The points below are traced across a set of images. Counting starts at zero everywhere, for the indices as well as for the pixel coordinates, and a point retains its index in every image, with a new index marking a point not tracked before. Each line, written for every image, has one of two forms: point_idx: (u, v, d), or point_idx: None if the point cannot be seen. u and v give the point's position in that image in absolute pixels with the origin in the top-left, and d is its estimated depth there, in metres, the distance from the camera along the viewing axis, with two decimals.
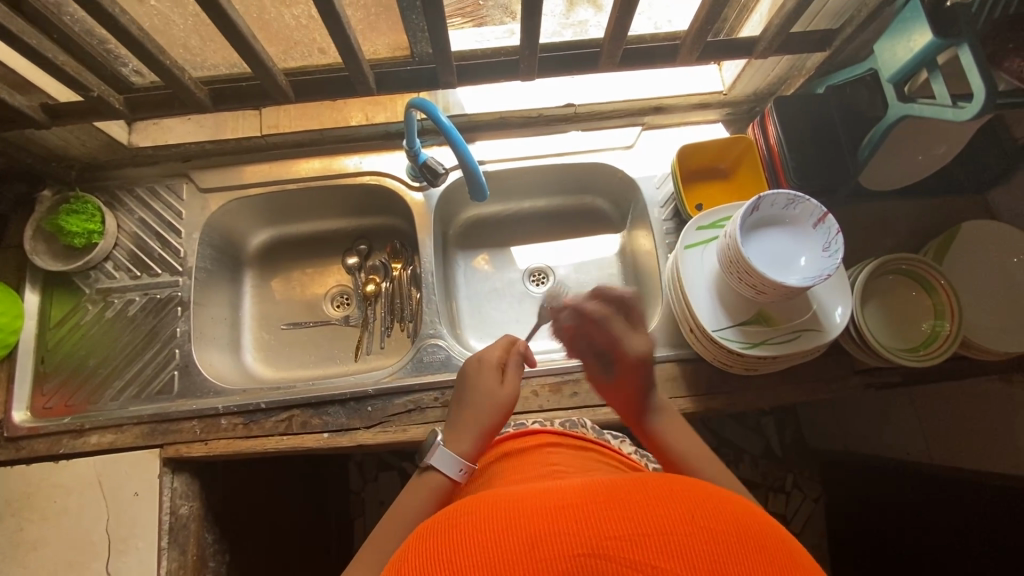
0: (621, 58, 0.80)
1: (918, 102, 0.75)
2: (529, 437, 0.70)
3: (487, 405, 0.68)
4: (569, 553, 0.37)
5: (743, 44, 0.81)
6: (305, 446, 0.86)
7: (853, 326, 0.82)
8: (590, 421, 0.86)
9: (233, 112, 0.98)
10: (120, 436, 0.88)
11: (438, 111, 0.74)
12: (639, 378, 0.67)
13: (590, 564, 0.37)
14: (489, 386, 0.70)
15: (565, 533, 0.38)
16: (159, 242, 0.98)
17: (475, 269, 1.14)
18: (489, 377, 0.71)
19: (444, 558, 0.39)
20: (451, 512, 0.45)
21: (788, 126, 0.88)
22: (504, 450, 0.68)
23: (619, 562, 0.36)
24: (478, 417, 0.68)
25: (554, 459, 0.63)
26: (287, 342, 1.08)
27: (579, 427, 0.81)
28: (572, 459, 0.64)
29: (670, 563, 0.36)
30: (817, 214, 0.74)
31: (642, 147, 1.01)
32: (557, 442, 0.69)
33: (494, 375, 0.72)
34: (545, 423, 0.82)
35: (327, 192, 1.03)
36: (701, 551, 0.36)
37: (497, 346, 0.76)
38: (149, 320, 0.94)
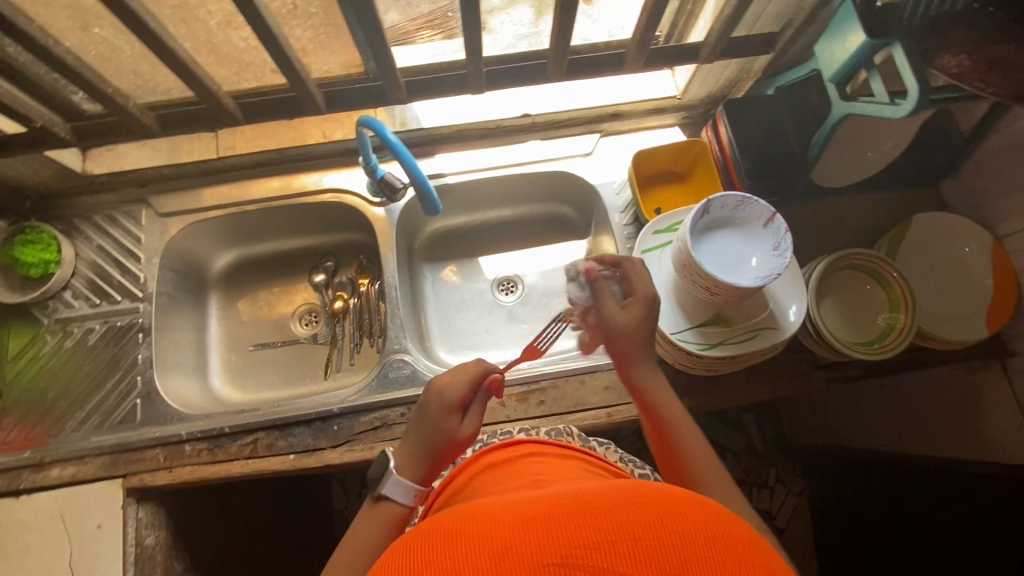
0: (568, 68, 0.81)
1: (858, 101, 0.76)
2: (513, 448, 0.72)
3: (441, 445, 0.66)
4: (537, 564, 0.37)
5: (688, 50, 0.83)
6: (271, 468, 0.85)
7: (810, 323, 0.83)
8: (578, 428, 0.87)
9: (189, 136, 0.97)
10: (82, 468, 0.86)
11: (385, 128, 0.76)
12: (639, 334, 0.67)
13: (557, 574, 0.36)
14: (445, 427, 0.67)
15: (534, 544, 0.38)
16: (118, 269, 0.97)
17: (444, 281, 1.14)
18: (450, 413, 0.67)
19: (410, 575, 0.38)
20: (421, 530, 0.44)
21: (738, 128, 0.89)
22: (491, 462, 0.69)
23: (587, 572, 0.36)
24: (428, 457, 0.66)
25: (534, 468, 0.64)
26: (255, 363, 1.07)
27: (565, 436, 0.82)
28: (552, 466, 0.65)
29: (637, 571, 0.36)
30: (766, 215, 0.75)
31: (601, 153, 1.02)
32: (537, 451, 0.70)
33: (454, 411, 0.67)
34: (531, 433, 0.83)
35: (289, 211, 1.03)
36: (668, 557, 0.36)
37: (462, 378, 0.68)
38: (109, 348, 0.94)
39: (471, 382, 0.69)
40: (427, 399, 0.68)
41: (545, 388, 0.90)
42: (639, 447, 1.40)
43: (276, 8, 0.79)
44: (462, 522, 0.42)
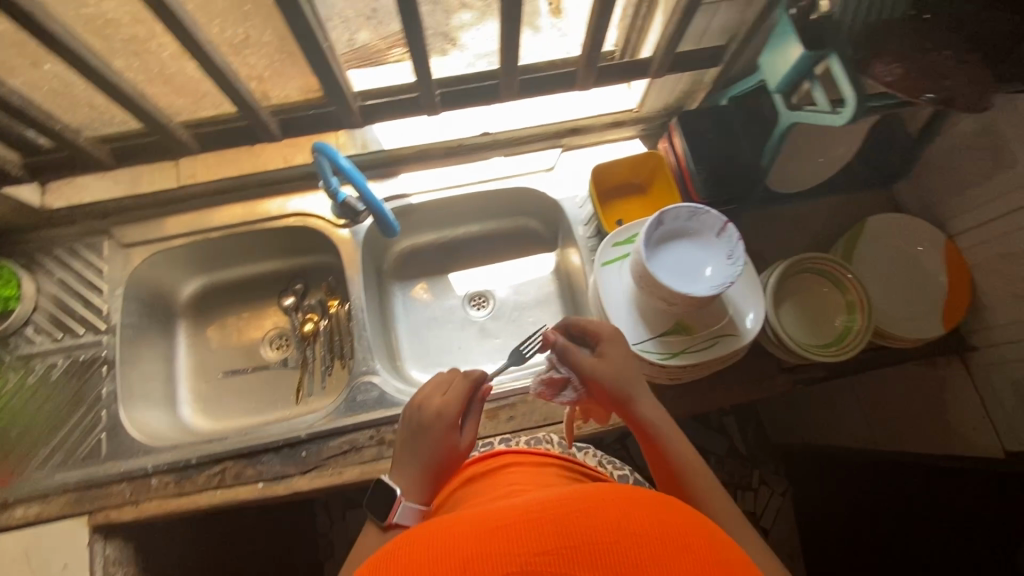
0: (519, 87, 0.82)
1: (803, 110, 0.78)
2: (490, 459, 0.71)
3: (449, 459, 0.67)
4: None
5: (637, 66, 0.84)
6: (239, 498, 0.84)
7: (770, 328, 0.84)
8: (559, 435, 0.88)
9: (149, 166, 0.98)
10: (46, 506, 0.85)
11: (337, 155, 0.78)
12: (628, 374, 0.67)
13: None
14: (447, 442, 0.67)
15: (499, 555, 0.38)
16: (81, 302, 0.96)
17: (414, 299, 1.14)
18: (451, 429, 0.68)
19: None
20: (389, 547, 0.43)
21: (692, 140, 0.91)
22: (468, 475, 0.69)
23: None
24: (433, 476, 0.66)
25: (510, 479, 0.64)
26: (225, 391, 1.06)
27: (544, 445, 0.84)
28: (527, 476, 0.65)
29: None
30: (718, 224, 0.77)
31: (563, 168, 1.04)
32: (514, 461, 0.70)
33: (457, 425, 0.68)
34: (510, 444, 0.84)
35: (254, 236, 1.03)
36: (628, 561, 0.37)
37: (458, 393, 0.69)
38: (72, 383, 0.92)
39: (467, 395, 0.70)
40: (424, 420, 0.68)
41: (515, 404, 0.90)
42: (621, 455, 1.40)
43: (227, 38, 0.80)
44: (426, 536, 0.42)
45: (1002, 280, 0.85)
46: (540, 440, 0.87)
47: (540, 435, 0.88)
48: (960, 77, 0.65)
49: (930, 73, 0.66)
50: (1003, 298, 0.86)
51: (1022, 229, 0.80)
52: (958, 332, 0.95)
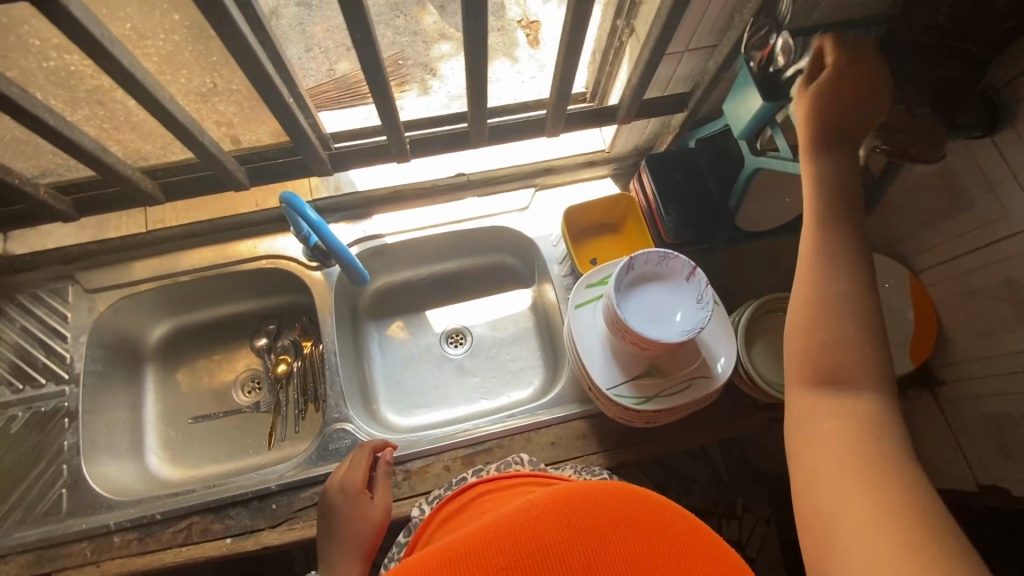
0: (489, 135, 0.83)
1: (768, 155, 0.80)
2: (462, 495, 0.70)
3: (364, 524, 0.77)
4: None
5: (605, 112, 0.86)
6: (206, 555, 0.82)
7: (743, 370, 0.85)
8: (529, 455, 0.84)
9: (116, 212, 0.97)
10: (3, 568, 0.82)
11: (306, 206, 0.77)
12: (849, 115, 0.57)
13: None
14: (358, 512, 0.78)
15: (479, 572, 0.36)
16: (43, 351, 0.93)
17: (391, 337, 1.13)
18: (358, 499, 0.79)
19: None
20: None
21: (662, 182, 0.92)
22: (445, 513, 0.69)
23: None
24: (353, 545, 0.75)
25: (485, 506, 0.64)
26: (195, 437, 1.03)
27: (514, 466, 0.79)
28: (501, 500, 0.64)
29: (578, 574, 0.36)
30: (687, 268, 0.78)
31: (537, 208, 1.05)
32: (487, 489, 0.69)
33: (365, 494, 0.80)
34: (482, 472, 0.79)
35: (225, 279, 1.01)
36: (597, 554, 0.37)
37: (357, 465, 0.82)
38: (32, 435, 0.89)
39: (365, 467, 0.82)
40: (333, 499, 0.80)
41: (491, 449, 0.89)
42: None
43: (195, 87, 0.79)
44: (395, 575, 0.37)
45: (968, 316, 0.87)
46: (510, 462, 0.82)
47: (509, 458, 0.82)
48: (914, 130, 0.69)
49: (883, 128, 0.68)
50: (968, 333, 0.87)
51: (981, 269, 0.82)
52: (927, 365, 0.96)
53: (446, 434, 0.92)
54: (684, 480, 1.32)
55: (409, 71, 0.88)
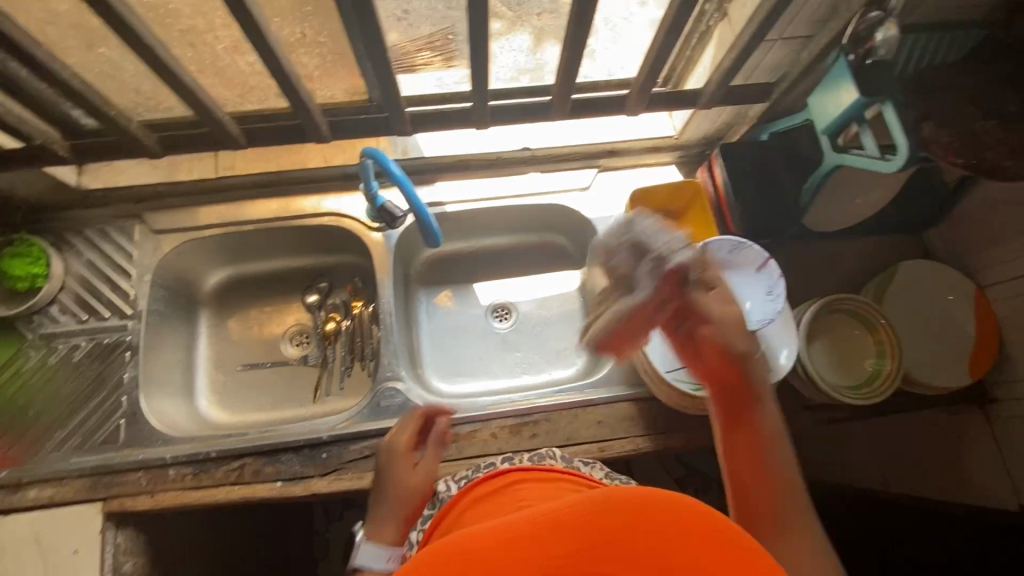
0: (570, 108, 0.83)
1: (850, 153, 0.79)
2: (496, 476, 0.70)
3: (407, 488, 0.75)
4: None
5: (687, 96, 0.85)
6: (257, 495, 0.84)
7: (800, 366, 0.85)
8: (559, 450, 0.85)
9: (189, 155, 0.98)
10: (60, 490, 0.84)
11: (389, 160, 0.77)
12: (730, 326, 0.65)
13: None
14: (403, 471, 0.77)
15: None
16: (108, 285, 0.95)
17: (438, 305, 1.14)
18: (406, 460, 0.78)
19: None
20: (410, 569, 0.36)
21: (733, 172, 0.92)
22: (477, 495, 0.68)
23: None
24: (398, 504, 0.73)
25: (522, 496, 0.62)
26: (244, 384, 1.06)
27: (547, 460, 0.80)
28: (536, 492, 0.64)
29: None
30: (759, 259, 0.77)
31: (598, 188, 1.04)
32: (522, 476, 0.68)
33: (411, 457, 0.79)
34: (513, 462, 0.80)
35: (286, 232, 1.03)
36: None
37: (406, 426, 0.82)
38: (94, 366, 0.91)
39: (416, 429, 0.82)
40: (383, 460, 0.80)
41: (538, 421, 0.90)
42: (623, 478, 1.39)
43: (285, 36, 0.80)
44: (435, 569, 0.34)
45: None
46: (544, 454, 0.83)
47: (544, 450, 0.83)
48: (999, 146, 0.67)
49: (976, 140, 0.68)
50: None
51: None
52: (980, 382, 0.95)
53: (494, 402, 0.94)
54: (708, 476, 1.33)
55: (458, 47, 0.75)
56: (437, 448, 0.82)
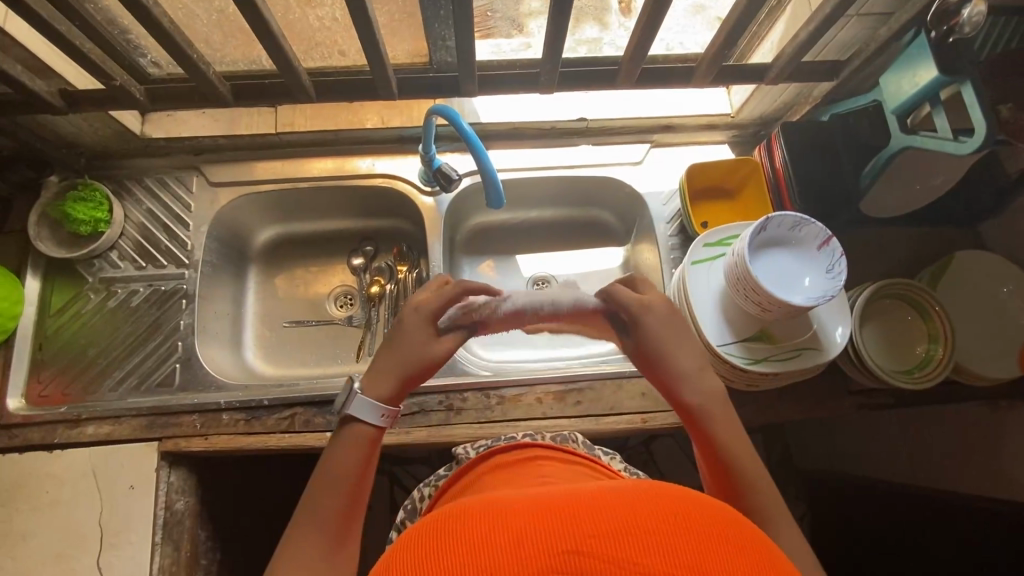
0: (638, 77, 0.82)
1: (920, 135, 0.78)
2: (519, 451, 0.70)
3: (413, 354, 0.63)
4: (553, 551, 0.32)
5: (755, 70, 0.84)
6: (307, 444, 0.86)
7: (851, 348, 0.85)
8: (582, 434, 0.87)
9: (248, 110, 0.98)
10: (118, 427, 0.86)
11: (461, 119, 0.78)
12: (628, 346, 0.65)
13: (572, 564, 0.32)
14: (420, 339, 0.63)
15: (550, 534, 0.33)
16: (166, 234, 0.97)
17: (481, 274, 1.15)
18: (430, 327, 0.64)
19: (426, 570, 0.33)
20: (435, 518, 0.39)
21: (793, 151, 0.91)
22: (496, 463, 0.68)
23: (600, 562, 0.32)
24: (404, 369, 0.63)
25: (543, 470, 0.62)
26: (289, 340, 1.08)
27: (570, 442, 0.83)
28: (561, 471, 0.62)
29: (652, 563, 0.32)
30: (821, 237, 0.77)
31: (650, 164, 1.05)
32: (545, 456, 0.68)
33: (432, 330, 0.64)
34: (535, 437, 0.83)
35: (338, 192, 1.04)
36: (683, 556, 0.32)
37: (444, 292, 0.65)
38: (152, 311, 0.94)
39: (453, 297, 0.65)
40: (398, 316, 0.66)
41: (582, 389, 0.91)
42: (647, 459, 1.39)
43: None
44: (464, 517, 0.37)
45: None
46: (566, 436, 0.85)
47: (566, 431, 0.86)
48: None
49: None
50: None
51: None
52: None
53: (538, 369, 0.95)
54: None
55: (495, 24, 0.82)
56: (465, 333, 0.65)
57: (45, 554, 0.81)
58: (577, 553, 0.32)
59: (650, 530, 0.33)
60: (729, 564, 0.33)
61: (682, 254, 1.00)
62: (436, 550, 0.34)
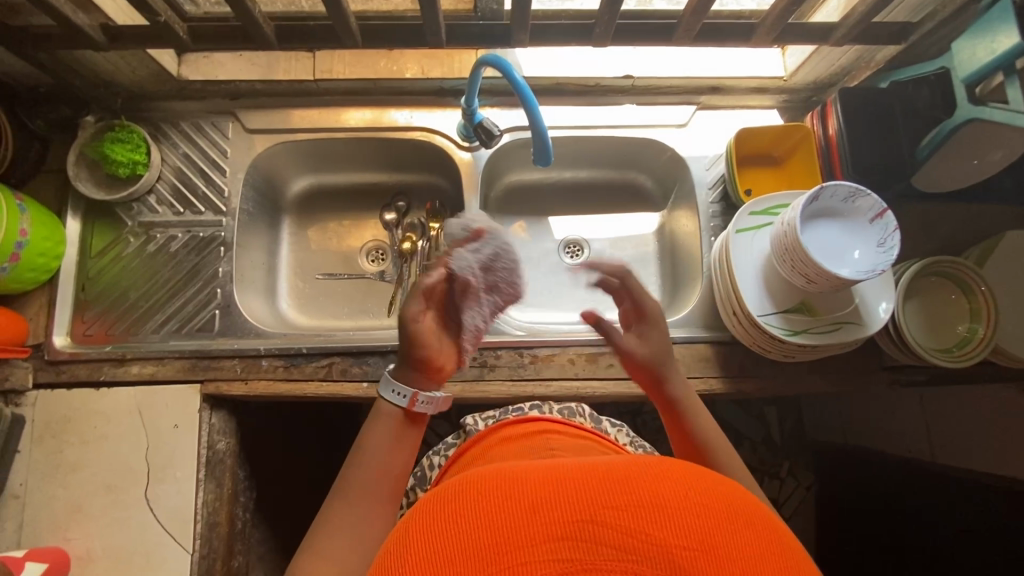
0: (697, 33, 0.77)
1: (988, 107, 0.74)
2: (528, 424, 0.68)
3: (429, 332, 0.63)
4: (568, 518, 0.34)
5: (821, 30, 0.79)
6: (344, 393, 0.88)
7: (893, 324, 0.84)
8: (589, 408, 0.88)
9: (287, 54, 0.95)
10: (162, 368, 0.88)
11: (513, 71, 0.76)
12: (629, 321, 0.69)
13: (589, 531, 0.34)
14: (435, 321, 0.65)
15: (566, 500, 0.35)
16: (203, 180, 0.96)
17: (513, 236, 1.14)
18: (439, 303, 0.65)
19: (452, 532, 0.36)
20: (458, 484, 0.41)
21: (851, 119, 0.88)
22: (504, 435, 0.67)
23: (616, 529, 0.34)
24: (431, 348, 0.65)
25: (550, 444, 0.61)
26: (322, 291, 1.09)
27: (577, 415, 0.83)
28: (569, 445, 0.62)
29: (664, 533, 0.33)
30: (876, 209, 0.75)
31: (696, 127, 1.02)
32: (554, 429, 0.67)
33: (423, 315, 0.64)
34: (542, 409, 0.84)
35: (374, 145, 1.02)
36: (693, 525, 0.34)
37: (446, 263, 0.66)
38: (191, 257, 0.94)
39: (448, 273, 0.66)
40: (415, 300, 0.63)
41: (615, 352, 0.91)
42: None
43: None
44: (488, 483, 0.39)
45: None
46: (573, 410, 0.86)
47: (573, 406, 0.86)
48: None
49: None
50: None
51: None
52: None
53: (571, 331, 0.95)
54: None
55: None
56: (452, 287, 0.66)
57: (95, 485, 0.84)
58: (589, 522, 0.34)
59: (660, 504, 0.35)
60: (736, 538, 0.34)
61: (723, 222, 0.99)
62: (461, 515, 0.37)
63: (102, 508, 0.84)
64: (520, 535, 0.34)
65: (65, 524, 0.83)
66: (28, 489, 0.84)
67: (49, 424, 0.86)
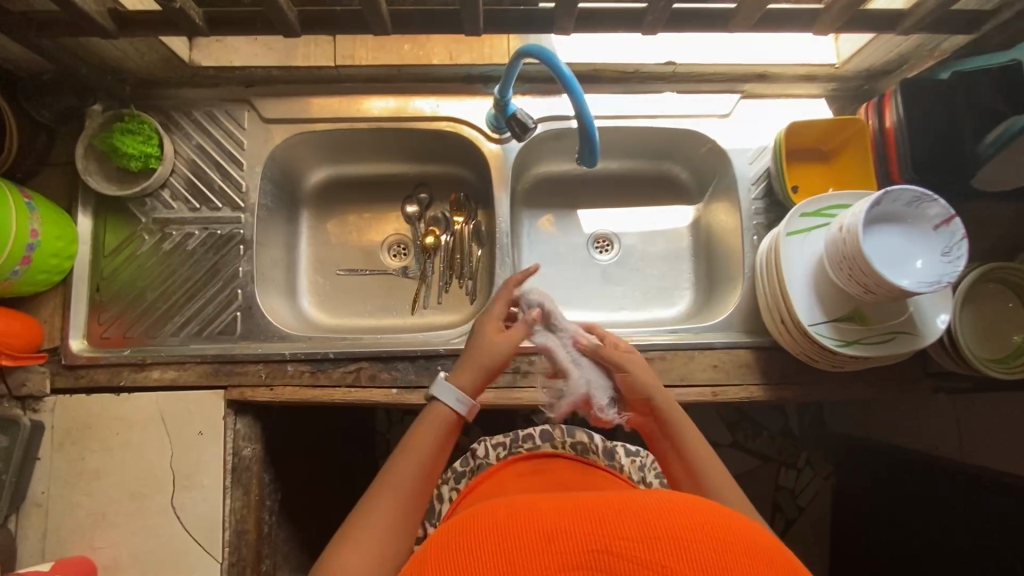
0: (758, 19, 0.71)
1: None
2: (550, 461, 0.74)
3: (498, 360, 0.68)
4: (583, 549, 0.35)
5: (890, 18, 0.73)
6: (373, 399, 0.85)
7: (947, 334, 0.80)
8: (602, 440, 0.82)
9: (306, 38, 0.90)
10: (183, 373, 0.85)
11: (557, 59, 0.72)
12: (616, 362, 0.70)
13: (603, 561, 0.34)
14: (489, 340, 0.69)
15: (581, 531, 0.36)
16: (219, 173, 0.91)
17: (541, 229, 1.10)
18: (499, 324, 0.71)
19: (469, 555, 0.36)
20: (474, 515, 0.42)
21: (912, 112, 0.82)
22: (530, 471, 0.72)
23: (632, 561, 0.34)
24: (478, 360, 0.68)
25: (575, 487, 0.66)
26: (344, 288, 1.05)
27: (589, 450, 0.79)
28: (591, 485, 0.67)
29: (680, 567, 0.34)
30: (942, 215, 0.70)
31: (739, 117, 0.96)
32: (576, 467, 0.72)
33: (499, 325, 0.70)
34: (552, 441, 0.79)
35: (398, 135, 0.97)
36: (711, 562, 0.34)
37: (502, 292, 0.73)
38: (209, 256, 0.90)
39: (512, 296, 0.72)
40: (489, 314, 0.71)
41: (652, 358, 0.88)
42: None
43: None
44: (506, 515, 0.40)
45: None
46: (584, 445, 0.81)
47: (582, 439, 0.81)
48: None
49: None
50: None
51: None
52: None
53: None
54: None
55: None
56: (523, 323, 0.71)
57: (120, 493, 0.82)
58: (603, 553, 0.35)
59: (675, 537, 0.35)
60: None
61: (766, 221, 0.94)
62: (478, 544, 0.37)
63: (128, 516, 0.82)
64: (535, 564, 0.35)
65: (90, 532, 0.81)
66: (50, 497, 0.82)
67: (69, 430, 0.83)
